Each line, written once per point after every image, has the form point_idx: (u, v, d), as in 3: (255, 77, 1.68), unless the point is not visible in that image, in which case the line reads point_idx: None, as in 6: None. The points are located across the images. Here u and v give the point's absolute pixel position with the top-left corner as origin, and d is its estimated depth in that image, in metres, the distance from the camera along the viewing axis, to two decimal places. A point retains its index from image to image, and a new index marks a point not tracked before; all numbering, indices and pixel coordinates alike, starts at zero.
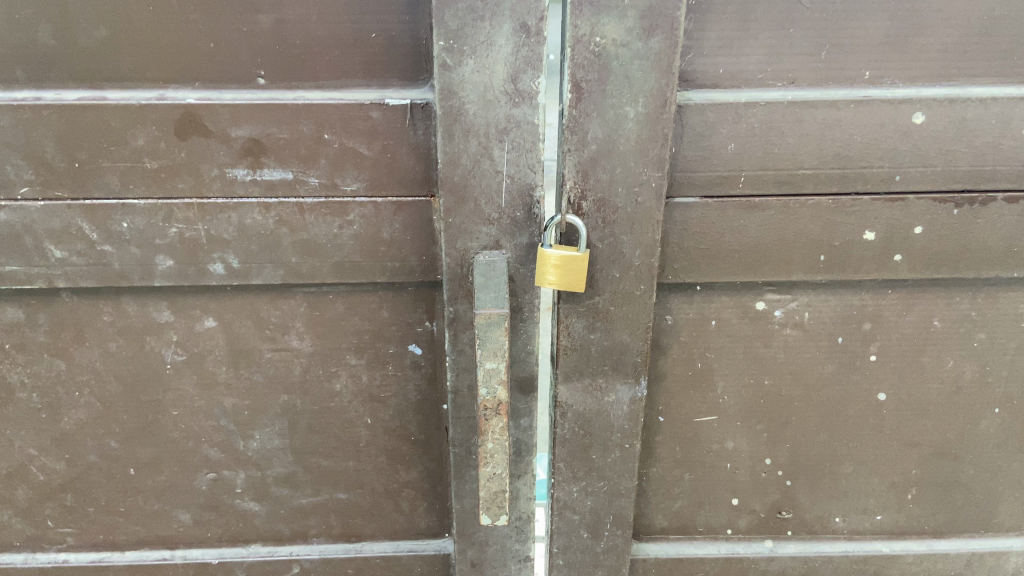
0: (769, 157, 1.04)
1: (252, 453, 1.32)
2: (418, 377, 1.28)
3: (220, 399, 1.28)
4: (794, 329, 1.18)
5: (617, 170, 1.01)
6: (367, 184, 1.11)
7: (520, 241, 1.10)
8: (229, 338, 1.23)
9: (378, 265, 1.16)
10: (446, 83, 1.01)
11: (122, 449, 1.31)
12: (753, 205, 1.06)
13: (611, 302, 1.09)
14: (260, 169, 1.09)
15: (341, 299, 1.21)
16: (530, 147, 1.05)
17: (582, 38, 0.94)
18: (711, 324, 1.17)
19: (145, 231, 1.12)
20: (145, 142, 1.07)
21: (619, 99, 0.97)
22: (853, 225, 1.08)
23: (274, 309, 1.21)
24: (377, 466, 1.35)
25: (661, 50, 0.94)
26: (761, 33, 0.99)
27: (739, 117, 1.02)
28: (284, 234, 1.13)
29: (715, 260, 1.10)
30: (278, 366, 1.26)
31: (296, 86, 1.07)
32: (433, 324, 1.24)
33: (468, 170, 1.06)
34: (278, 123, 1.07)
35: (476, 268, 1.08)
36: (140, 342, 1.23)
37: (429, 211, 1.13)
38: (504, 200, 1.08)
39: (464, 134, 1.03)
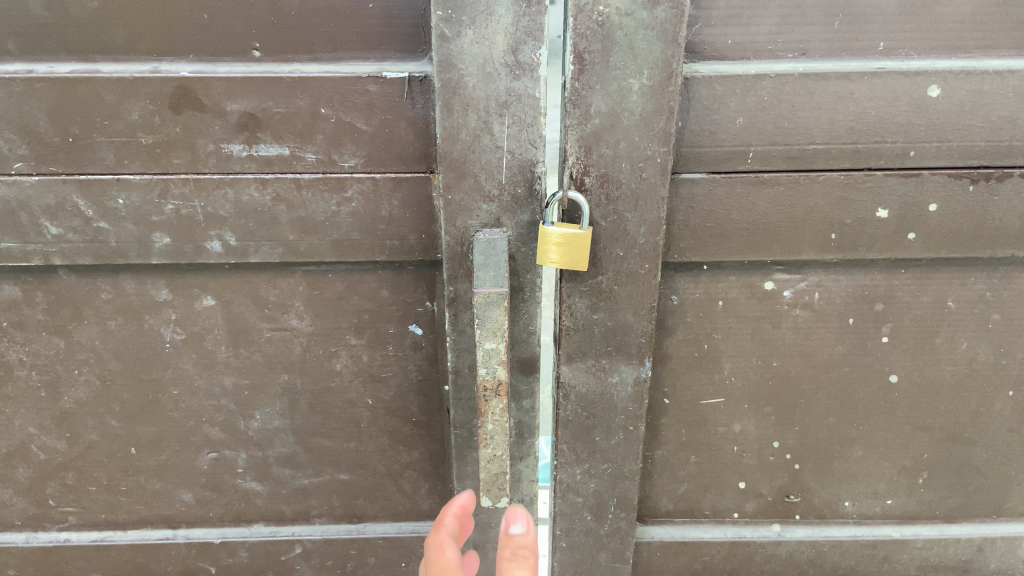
0: (779, 131, 1.00)
1: (253, 433, 1.31)
2: (419, 358, 1.26)
3: (220, 378, 1.27)
4: (804, 309, 1.15)
5: (621, 145, 0.98)
6: (365, 160, 1.09)
7: (521, 218, 1.07)
8: (229, 316, 1.22)
9: (377, 244, 1.14)
10: (444, 55, 0.98)
11: (122, 428, 1.30)
12: (762, 181, 1.03)
13: (615, 282, 1.06)
14: (257, 145, 1.07)
15: (341, 277, 1.19)
16: (531, 122, 1.02)
17: (584, 7, 0.90)
18: (718, 304, 1.14)
19: (141, 208, 1.10)
20: (139, 116, 1.05)
21: (623, 71, 0.94)
22: (865, 202, 1.05)
23: (273, 287, 1.19)
24: (379, 447, 1.33)
25: (666, 20, 0.91)
26: (770, 3, 0.96)
27: (747, 90, 0.98)
28: (280, 210, 1.11)
29: (722, 238, 1.07)
30: (278, 345, 1.24)
31: (292, 58, 1.04)
32: (433, 304, 1.21)
33: (468, 146, 1.03)
34: (274, 97, 1.04)
35: (476, 246, 1.06)
36: (139, 320, 1.22)
37: (428, 188, 1.10)
38: (504, 176, 1.05)
39: (463, 108, 1.01)
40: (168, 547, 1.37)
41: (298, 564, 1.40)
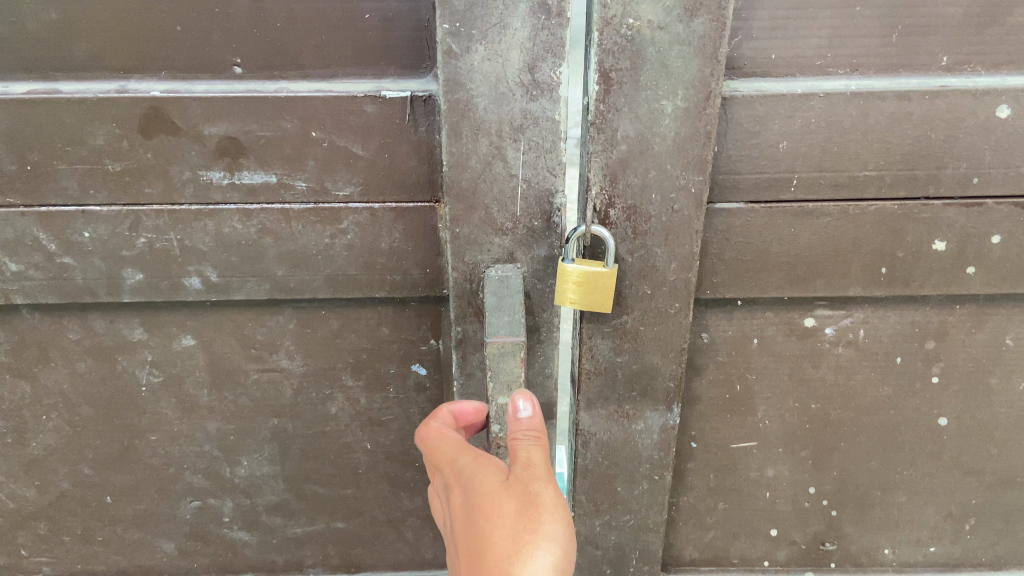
0: (827, 156, 0.89)
1: (240, 479, 1.20)
2: (423, 400, 1.15)
3: (203, 423, 1.15)
4: (847, 347, 1.04)
5: (651, 174, 0.87)
6: (362, 188, 0.97)
7: (538, 253, 0.96)
8: (212, 357, 1.11)
9: (375, 278, 1.03)
10: (451, 74, 0.86)
11: (96, 476, 1.19)
12: (807, 211, 0.92)
13: (641, 322, 0.94)
14: (239, 172, 0.95)
15: (336, 314, 1.08)
16: (548, 148, 0.91)
17: (611, 21, 0.79)
18: (753, 342, 1.03)
19: (110, 242, 0.98)
20: (106, 141, 0.93)
21: (654, 91, 0.82)
22: (921, 234, 0.94)
23: (260, 325, 1.08)
24: (379, 493, 1.23)
25: (705, 34, 0.80)
26: (821, 13, 0.85)
27: (793, 111, 0.87)
28: (267, 243, 0.99)
29: (760, 273, 0.96)
30: (266, 388, 1.13)
31: (278, 75, 0.93)
32: (439, 342, 1.10)
33: (478, 174, 0.92)
34: (259, 119, 0.93)
35: (489, 284, 0.94)
36: (112, 361, 1.10)
37: (434, 218, 0.99)
38: (520, 207, 0.94)
39: (473, 132, 0.89)
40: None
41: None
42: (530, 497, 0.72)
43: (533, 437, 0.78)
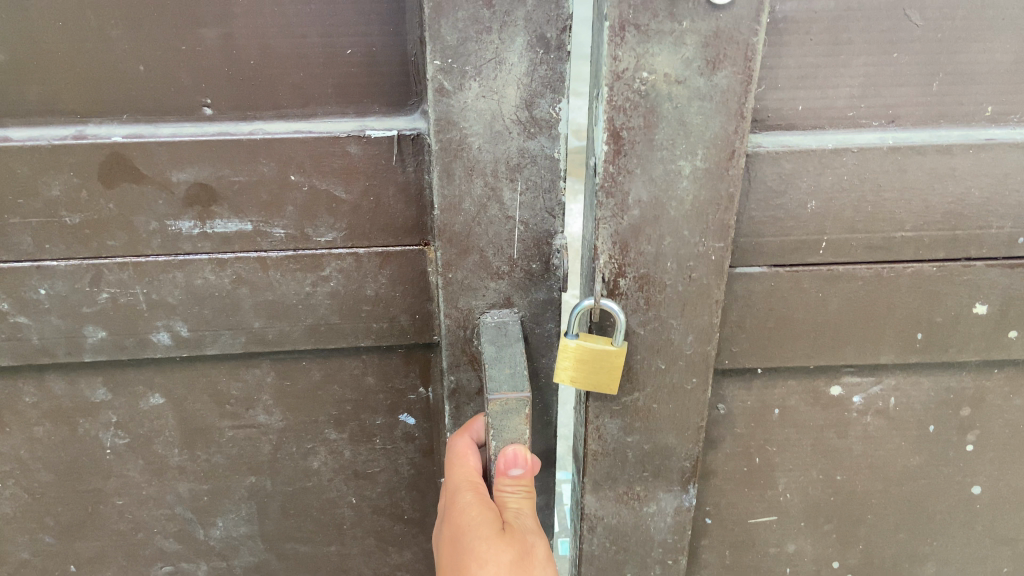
0: (861, 217, 0.81)
1: (215, 542, 1.09)
2: (412, 450, 1.05)
3: (174, 485, 1.04)
4: (876, 416, 0.95)
5: (666, 240, 0.77)
6: (346, 231, 0.86)
7: (536, 296, 0.88)
8: (182, 416, 0.99)
9: (361, 327, 0.92)
10: (443, 112, 0.76)
11: (57, 544, 1.07)
12: (836, 275, 0.83)
13: (654, 399, 0.85)
14: (211, 221, 0.85)
15: (318, 367, 0.97)
16: (548, 187, 0.82)
17: (622, 74, 0.70)
18: (774, 413, 0.95)
19: (68, 298, 0.87)
20: (62, 192, 0.82)
21: (671, 151, 0.73)
22: (963, 297, 0.85)
23: (235, 381, 0.97)
24: (365, 549, 1.13)
25: (729, 88, 0.70)
26: (855, 59, 0.75)
27: (822, 168, 0.78)
28: (243, 297, 0.89)
29: (784, 341, 0.88)
30: (243, 445, 1.02)
31: (253, 116, 0.81)
32: (429, 390, 1.00)
33: (472, 217, 0.82)
34: (231, 164, 0.81)
35: (484, 334, 0.86)
36: (73, 423, 0.99)
37: (423, 262, 0.89)
38: (518, 249, 0.85)
39: (467, 173, 0.80)
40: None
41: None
42: (527, 551, 0.70)
43: (524, 491, 0.76)
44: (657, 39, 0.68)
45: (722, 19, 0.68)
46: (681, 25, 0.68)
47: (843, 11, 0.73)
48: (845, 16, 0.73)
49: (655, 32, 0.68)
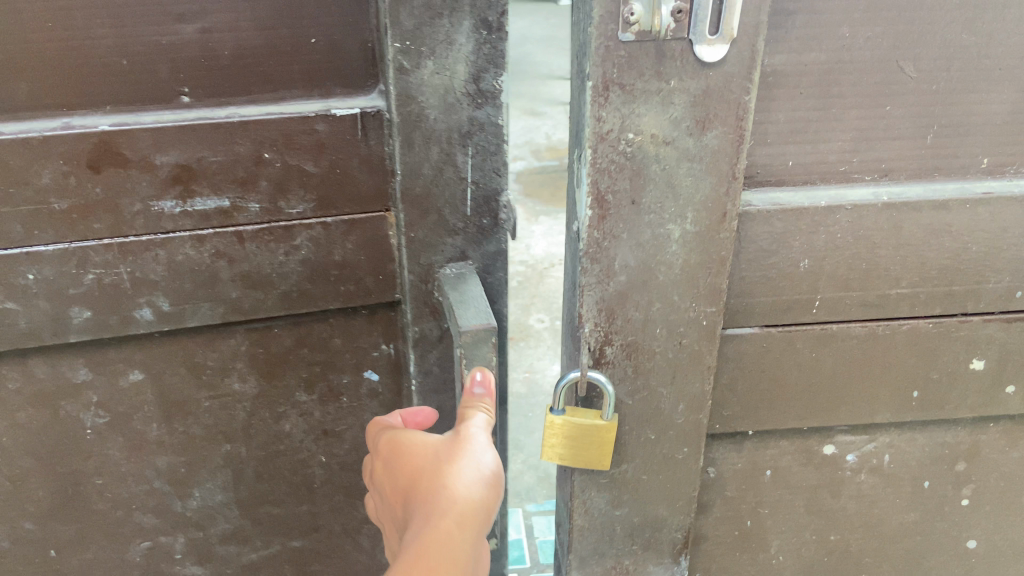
0: (855, 274, 0.77)
1: (193, 512, 1.03)
2: (376, 407, 1.01)
3: (154, 459, 0.98)
4: (870, 475, 0.92)
5: (655, 307, 0.73)
6: (312, 200, 0.83)
7: (487, 249, 0.90)
8: (162, 392, 0.93)
9: (330, 287, 0.89)
10: (403, 90, 0.78)
11: (40, 530, 0.99)
12: (829, 333, 0.79)
13: (643, 470, 0.80)
14: (192, 200, 0.81)
15: (286, 329, 0.92)
16: (495, 150, 0.84)
17: (607, 136, 0.65)
18: (766, 475, 0.90)
19: (55, 282, 0.81)
20: (55, 180, 0.77)
21: (659, 214, 0.68)
22: (959, 353, 0.82)
23: (210, 351, 0.92)
24: (334, 507, 1.08)
25: (720, 149, 0.66)
26: (846, 112, 0.72)
27: (816, 226, 0.74)
28: (220, 267, 0.85)
29: (776, 402, 0.83)
30: (219, 414, 0.97)
31: (228, 103, 0.79)
32: (392, 346, 0.97)
33: (429, 181, 0.84)
34: (209, 143, 0.79)
35: (449, 288, 0.87)
36: (54, 409, 0.91)
37: (382, 225, 0.86)
38: (469, 204, 0.86)
39: (425, 145, 0.82)
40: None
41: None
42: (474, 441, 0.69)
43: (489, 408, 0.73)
44: (643, 98, 0.64)
45: (712, 78, 0.63)
46: (668, 84, 0.63)
47: (835, 62, 0.69)
48: (835, 70, 0.70)
49: (641, 92, 0.64)
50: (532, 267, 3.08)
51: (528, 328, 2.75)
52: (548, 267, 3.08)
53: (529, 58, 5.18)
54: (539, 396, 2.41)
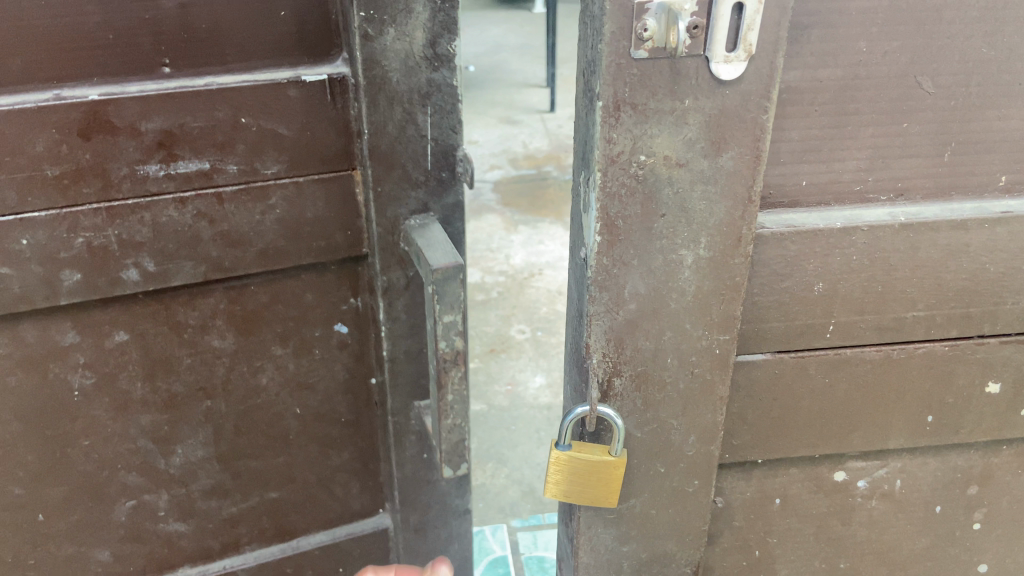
0: (870, 297, 0.74)
1: (175, 471, 1.13)
2: (345, 356, 1.14)
3: (137, 418, 1.07)
4: (882, 500, 0.88)
5: (665, 336, 0.69)
6: (285, 163, 0.96)
7: (446, 201, 1.04)
8: (146, 350, 1.03)
9: (307, 244, 1.02)
10: (370, 56, 0.90)
11: (29, 495, 1.07)
12: (843, 358, 0.76)
13: (652, 504, 0.77)
14: (175, 164, 0.92)
15: (262, 289, 1.05)
16: (450, 110, 0.98)
17: (617, 158, 0.61)
18: (775, 503, 0.87)
19: (46, 247, 0.91)
20: (48, 147, 0.86)
21: (671, 240, 0.65)
22: (976, 376, 0.79)
23: (191, 309, 1.03)
24: (308, 457, 1.20)
25: (735, 171, 0.63)
26: (862, 130, 0.68)
27: (830, 249, 0.71)
28: (205, 230, 0.96)
29: (788, 431, 0.80)
30: (199, 370, 1.08)
31: (207, 73, 0.90)
32: (358, 299, 1.11)
33: (394, 138, 0.96)
34: (191, 112, 0.90)
35: (415, 234, 1.00)
36: (43, 371, 1.00)
37: (352, 182, 1.00)
38: (429, 158, 1.00)
39: (392, 104, 0.94)
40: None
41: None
42: None
43: None
44: (657, 118, 0.60)
45: (729, 97, 0.60)
46: (683, 104, 0.60)
47: (850, 78, 0.66)
48: (851, 86, 0.67)
49: (653, 111, 0.60)
50: (513, 279, 3.00)
51: (509, 340, 2.68)
52: (528, 277, 3.01)
53: (505, 67, 5.12)
54: (522, 408, 2.35)
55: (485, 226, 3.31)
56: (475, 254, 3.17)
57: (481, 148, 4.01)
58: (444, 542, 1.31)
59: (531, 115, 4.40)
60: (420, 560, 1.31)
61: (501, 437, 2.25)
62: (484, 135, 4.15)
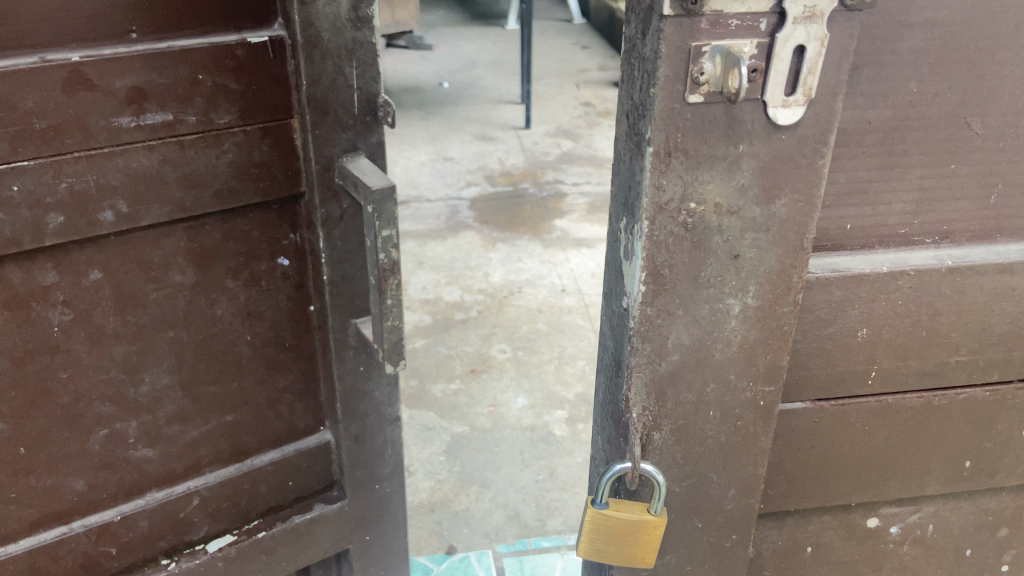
0: (914, 343, 0.71)
1: (145, 399, 0.89)
2: (287, 289, 0.94)
3: (110, 350, 0.85)
4: (913, 545, 0.86)
5: (708, 388, 0.66)
6: (237, 115, 0.81)
7: (374, 140, 0.90)
8: (118, 289, 0.83)
9: (255, 188, 0.85)
10: (305, 17, 0.79)
11: (10, 431, 0.81)
12: (884, 406, 0.74)
13: (687, 560, 0.73)
14: (143, 115, 0.76)
15: (216, 224, 0.86)
16: (373, 65, 0.86)
17: (666, 206, 0.58)
18: (806, 551, 0.84)
19: (34, 190, 0.73)
20: (37, 101, 0.70)
21: (719, 288, 0.62)
22: (1015, 419, 0.78)
23: (154, 244, 0.83)
24: (260, 378, 0.97)
25: (788, 218, 0.60)
26: (910, 171, 0.66)
27: (876, 294, 0.68)
28: (167, 173, 0.79)
29: (825, 480, 0.77)
30: (162, 312, 0.86)
31: (170, 36, 0.76)
32: (297, 236, 0.92)
33: (326, 90, 0.83)
34: (156, 64, 0.75)
35: (350, 169, 0.85)
36: (23, 312, 0.78)
37: (290, 133, 0.85)
38: (358, 103, 0.86)
39: (324, 57, 0.81)
40: (70, 551, 0.90)
41: (199, 523, 0.98)
42: None
43: None
44: (708, 164, 0.57)
45: (784, 142, 0.57)
46: (737, 149, 0.57)
47: (899, 119, 0.64)
48: (900, 127, 0.64)
49: (705, 158, 0.57)
50: (492, 296, 2.84)
51: (490, 359, 2.50)
52: (508, 295, 2.84)
53: (479, 85, 5.07)
54: (505, 430, 2.20)
55: (464, 242, 3.21)
56: (453, 270, 3.00)
57: (457, 165, 3.95)
58: (381, 456, 1.07)
59: (506, 132, 4.36)
60: (357, 473, 1.05)
61: (484, 458, 2.11)
62: (459, 152, 4.09)
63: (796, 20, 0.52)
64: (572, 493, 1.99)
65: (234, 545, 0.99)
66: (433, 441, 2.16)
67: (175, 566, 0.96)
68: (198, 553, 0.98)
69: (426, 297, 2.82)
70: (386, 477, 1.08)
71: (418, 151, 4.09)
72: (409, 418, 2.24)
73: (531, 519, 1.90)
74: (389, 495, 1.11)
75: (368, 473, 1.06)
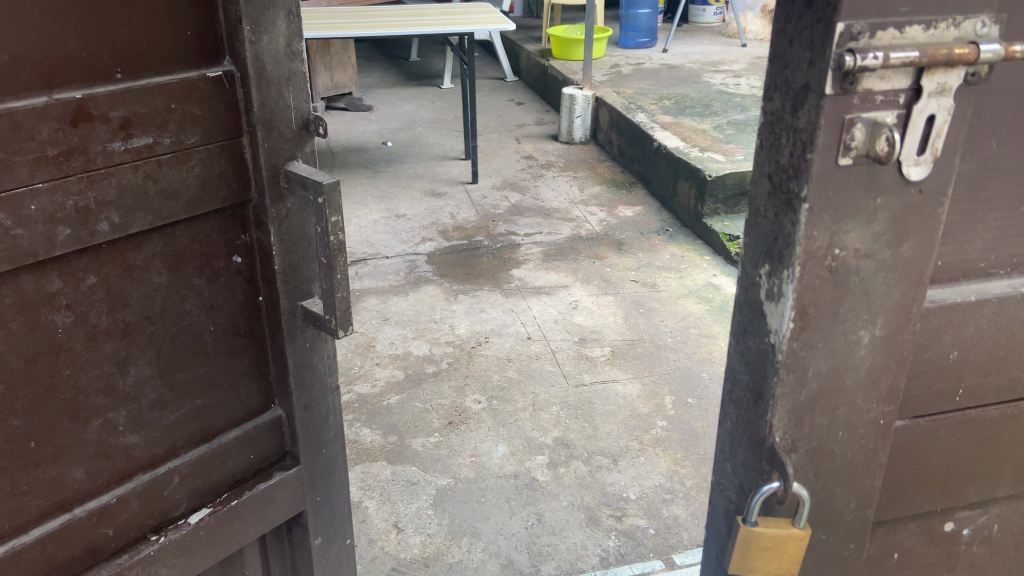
0: (995, 360, 0.83)
1: (132, 390, 0.85)
2: (240, 285, 0.92)
3: (101, 349, 0.80)
4: (979, 544, 0.96)
5: (840, 411, 0.75)
6: (202, 135, 0.82)
7: (308, 148, 0.92)
8: (111, 291, 0.80)
9: (217, 198, 0.86)
10: (254, 52, 0.82)
11: (23, 426, 0.76)
12: (968, 418, 0.84)
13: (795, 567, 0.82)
14: (131, 141, 0.76)
15: (186, 228, 0.84)
16: (303, 88, 0.89)
17: (816, 252, 0.67)
18: (893, 557, 0.92)
19: (45, 208, 0.71)
20: (48, 132, 0.70)
21: (854, 321, 0.72)
22: None
23: (137, 250, 0.81)
24: (225, 365, 0.94)
25: (912, 258, 0.71)
26: (989, 214, 0.77)
27: (965, 320, 0.79)
28: (148, 188, 0.79)
29: (917, 487, 0.86)
30: (149, 309, 0.84)
31: (146, 76, 0.76)
32: (248, 236, 0.91)
33: (269, 111, 0.86)
34: (142, 94, 0.76)
35: (296, 172, 0.87)
36: (34, 318, 0.74)
37: (242, 150, 0.86)
38: (295, 120, 0.89)
39: (268, 86, 0.85)
40: (75, 539, 0.83)
41: (179, 500, 0.92)
42: None
43: None
44: (852, 217, 0.67)
45: (914, 195, 0.68)
46: (876, 203, 0.67)
47: (983, 171, 0.75)
48: (983, 177, 0.75)
49: (851, 212, 0.66)
50: (461, 347, 2.86)
51: (466, 411, 2.50)
52: (476, 346, 2.87)
53: (419, 143, 5.15)
54: (488, 480, 2.19)
55: (428, 297, 3.24)
56: (418, 325, 3.02)
57: (409, 222, 4.00)
58: (327, 423, 1.05)
59: (452, 188, 4.44)
60: (309, 440, 1.03)
61: (472, 510, 2.09)
62: (409, 210, 4.14)
63: (931, 95, 0.63)
64: (563, 537, 2.00)
65: (214, 514, 0.94)
66: (418, 496, 2.14)
67: (164, 539, 0.90)
68: (182, 526, 0.92)
69: (395, 353, 2.82)
70: (331, 439, 1.06)
71: (368, 210, 4.12)
72: (392, 474, 2.22)
73: (526, 565, 1.91)
74: (332, 459, 1.08)
75: (316, 437, 1.03)
